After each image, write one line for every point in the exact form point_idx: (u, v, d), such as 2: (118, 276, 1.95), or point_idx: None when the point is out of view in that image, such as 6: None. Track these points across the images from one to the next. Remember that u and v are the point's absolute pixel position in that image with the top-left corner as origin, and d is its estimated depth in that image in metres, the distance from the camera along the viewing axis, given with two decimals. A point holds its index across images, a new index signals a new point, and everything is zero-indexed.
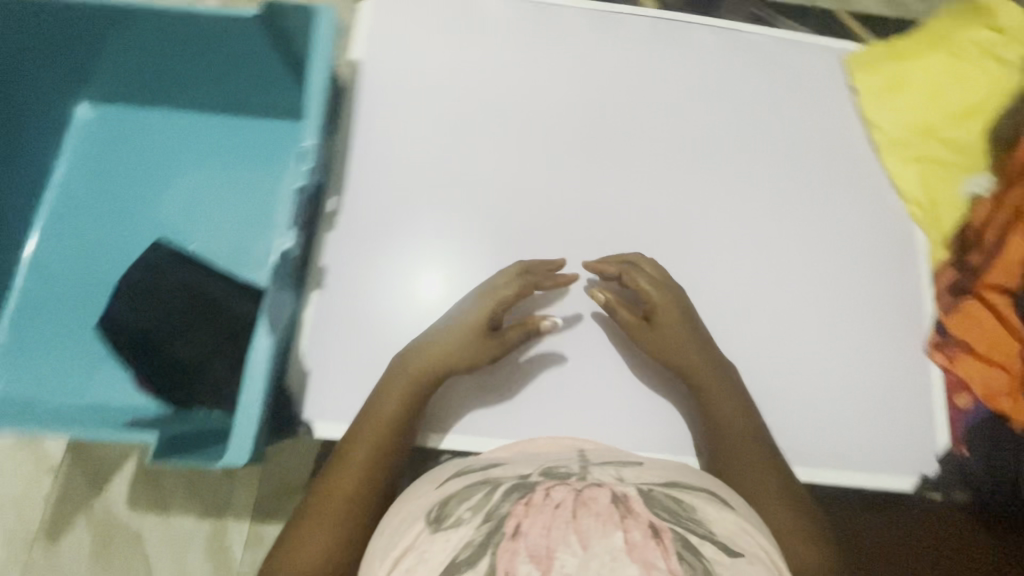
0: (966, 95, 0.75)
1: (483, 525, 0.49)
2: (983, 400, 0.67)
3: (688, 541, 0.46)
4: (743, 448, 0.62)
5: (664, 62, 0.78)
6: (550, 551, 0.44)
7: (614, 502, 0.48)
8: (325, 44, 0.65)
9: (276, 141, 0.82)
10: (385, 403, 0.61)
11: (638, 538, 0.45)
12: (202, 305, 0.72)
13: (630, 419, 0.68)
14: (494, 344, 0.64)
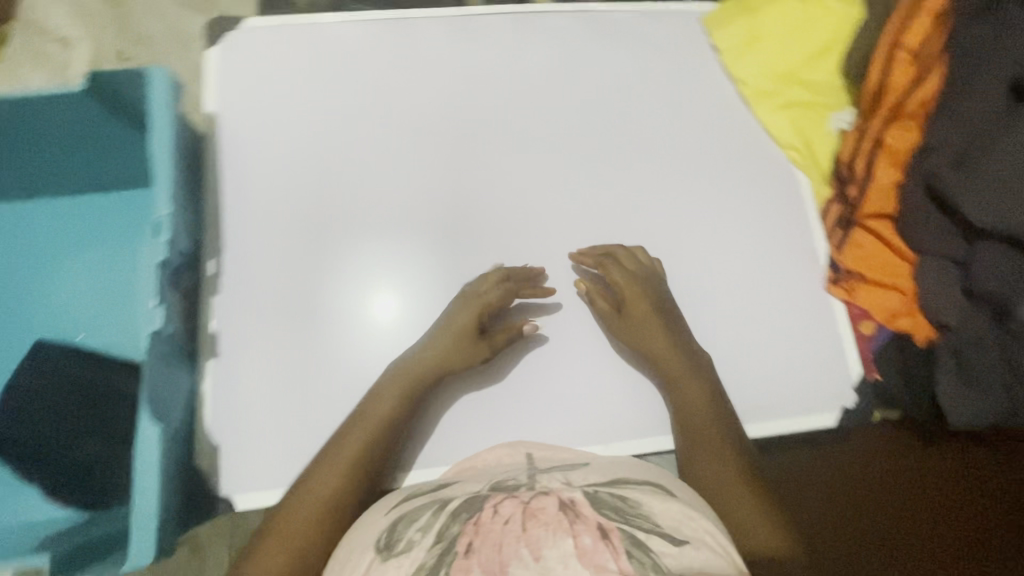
0: (821, 33, 0.76)
1: (433, 545, 0.48)
2: (885, 324, 0.71)
3: (636, 536, 0.47)
4: (697, 418, 0.63)
5: (527, 58, 0.79)
6: (503, 564, 0.44)
7: (562, 509, 0.48)
8: (162, 110, 0.63)
9: (135, 209, 0.77)
10: (339, 453, 0.59)
11: (588, 544, 0.45)
12: (97, 399, 0.68)
13: (560, 416, 0.69)
14: (483, 351, 0.66)
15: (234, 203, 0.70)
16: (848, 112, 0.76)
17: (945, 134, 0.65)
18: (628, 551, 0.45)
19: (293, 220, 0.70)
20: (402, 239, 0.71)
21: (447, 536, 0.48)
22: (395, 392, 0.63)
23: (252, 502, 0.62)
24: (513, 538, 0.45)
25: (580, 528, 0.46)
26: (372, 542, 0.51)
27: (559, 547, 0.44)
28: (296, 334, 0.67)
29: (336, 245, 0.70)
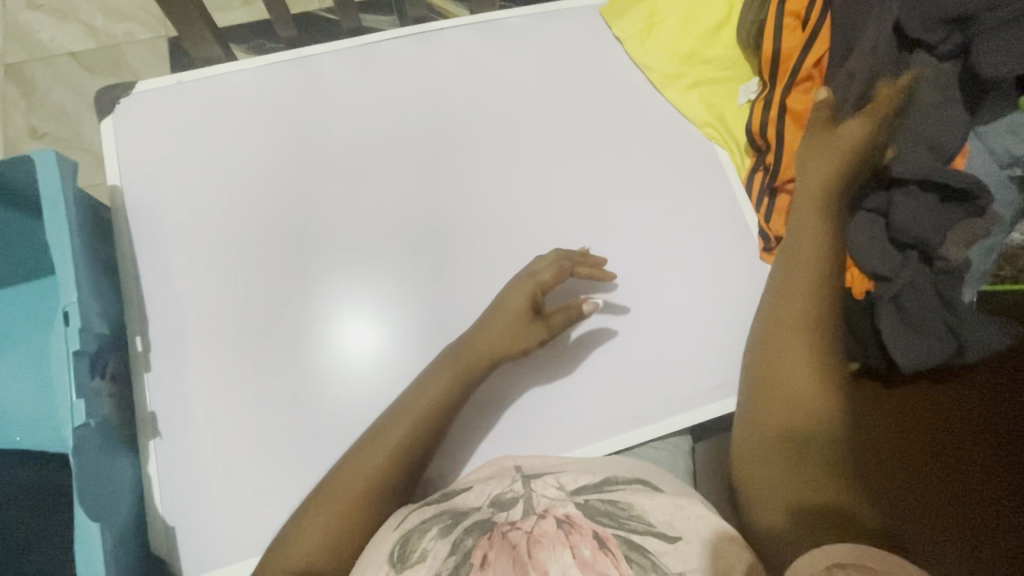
0: (716, 10, 0.78)
1: (450, 557, 0.49)
2: None
3: (632, 540, 0.48)
4: (782, 347, 0.60)
5: (434, 77, 0.78)
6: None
7: (559, 525, 0.49)
8: (56, 192, 0.59)
9: (46, 295, 0.74)
10: (374, 456, 0.58)
11: (587, 555, 0.46)
12: (37, 499, 0.65)
13: (529, 430, 0.67)
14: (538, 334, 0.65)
15: (156, 273, 0.68)
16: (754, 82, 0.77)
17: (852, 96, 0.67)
18: (626, 555, 0.47)
19: (218, 280, 0.68)
20: (334, 281, 0.70)
21: (462, 549, 0.49)
22: (401, 424, 0.60)
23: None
24: (524, 560, 0.46)
25: (577, 538, 0.48)
26: (386, 555, 0.51)
27: (561, 560, 0.46)
28: (239, 396, 0.65)
29: (267, 299, 0.68)
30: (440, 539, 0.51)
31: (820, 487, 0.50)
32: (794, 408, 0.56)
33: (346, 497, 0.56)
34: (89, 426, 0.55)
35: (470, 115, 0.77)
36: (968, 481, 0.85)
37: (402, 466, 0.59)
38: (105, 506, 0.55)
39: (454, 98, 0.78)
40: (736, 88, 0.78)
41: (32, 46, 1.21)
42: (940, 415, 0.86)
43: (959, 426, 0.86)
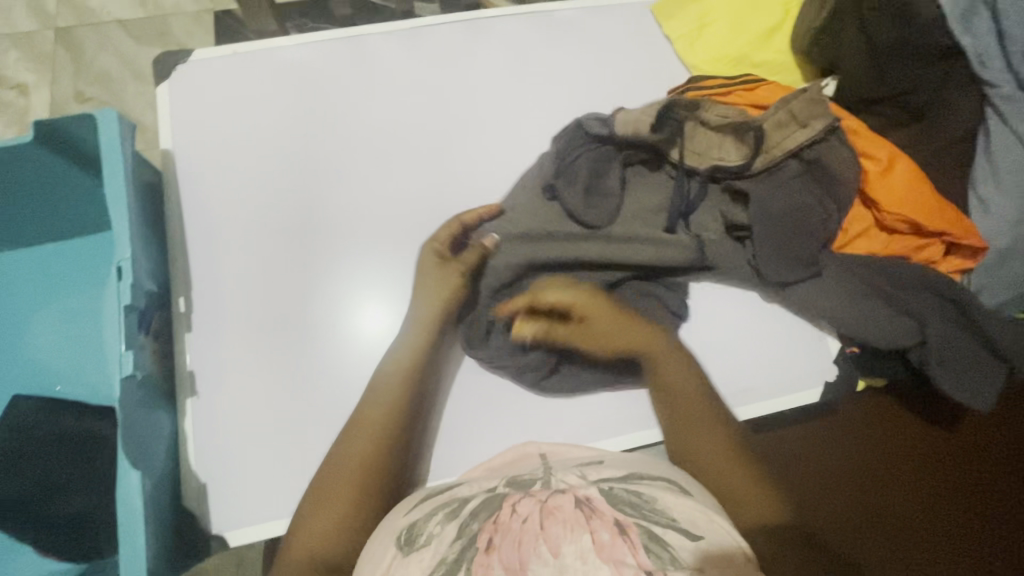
0: (768, 16, 0.78)
1: (457, 541, 0.47)
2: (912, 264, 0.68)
3: (653, 531, 0.46)
4: (685, 399, 0.61)
5: (481, 62, 0.79)
6: (522, 561, 0.43)
7: (578, 506, 0.48)
8: (116, 149, 0.61)
9: (101, 253, 0.77)
10: (359, 439, 0.58)
11: (606, 540, 0.44)
12: (81, 448, 0.68)
13: (556, 416, 0.68)
14: (457, 272, 0.67)
15: (203, 236, 0.70)
16: (831, 83, 0.74)
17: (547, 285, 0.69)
18: (646, 546, 0.44)
19: (258, 249, 0.70)
20: (356, 262, 0.70)
21: (468, 533, 0.47)
22: (378, 411, 0.60)
23: (246, 536, 0.61)
24: (531, 539, 0.45)
25: (597, 523, 0.46)
26: (393, 539, 0.50)
27: (577, 544, 0.44)
28: (273, 364, 0.66)
29: (306, 273, 0.70)
30: (447, 523, 0.49)
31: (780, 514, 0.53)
32: (714, 445, 0.57)
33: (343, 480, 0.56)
34: (134, 377, 0.56)
35: (516, 104, 0.78)
36: (954, 497, 0.84)
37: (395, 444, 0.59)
38: (145, 455, 0.56)
39: (500, 85, 0.78)
40: None
41: (83, 11, 1.23)
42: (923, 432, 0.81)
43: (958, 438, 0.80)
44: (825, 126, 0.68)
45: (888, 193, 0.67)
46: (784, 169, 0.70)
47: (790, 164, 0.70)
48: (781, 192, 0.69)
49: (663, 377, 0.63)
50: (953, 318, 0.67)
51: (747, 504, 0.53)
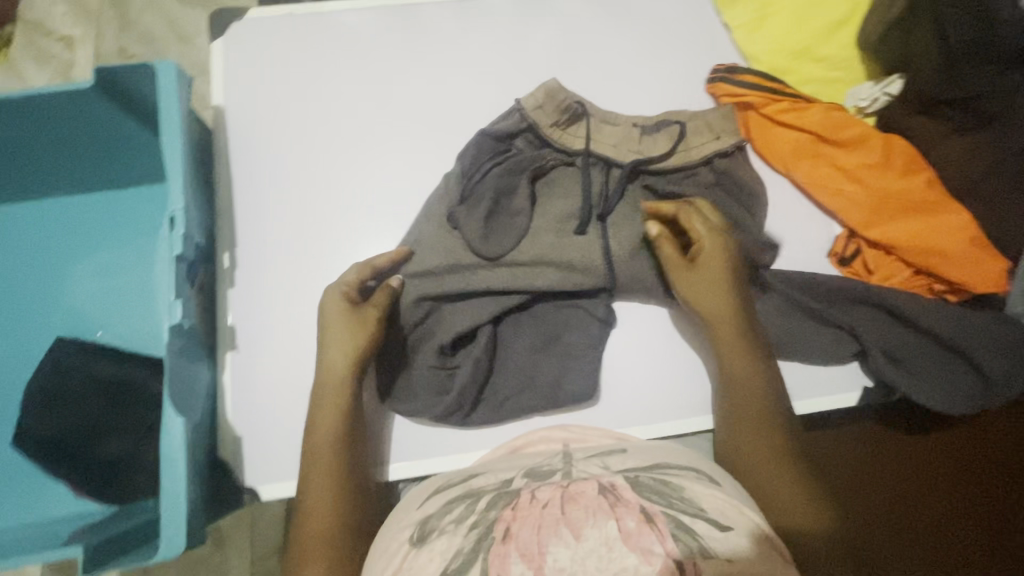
0: (836, 9, 0.75)
1: (472, 531, 0.42)
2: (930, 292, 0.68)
3: (680, 520, 0.41)
4: (740, 391, 0.61)
5: (535, 37, 0.78)
6: (541, 547, 0.39)
7: (603, 492, 0.42)
8: (173, 98, 0.62)
9: (149, 206, 0.78)
10: (325, 445, 0.56)
11: (632, 527, 0.39)
12: (122, 394, 0.69)
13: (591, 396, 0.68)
14: (373, 318, 0.62)
15: (249, 193, 0.70)
16: (896, 80, 0.72)
17: (466, 318, 0.65)
18: (674, 534, 0.40)
19: (300, 213, 0.70)
20: (343, 253, 0.69)
21: (486, 522, 0.43)
22: (331, 421, 0.57)
23: (277, 492, 0.62)
24: (552, 522, 0.40)
25: (622, 510, 0.41)
26: (406, 536, 0.46)
27: (600, 531, 0.39)
28: (309, 325, 0.67)
29: (340, 243, 0.69)
30: (459, 521, 0.45)
31: (824, 521, 0.51)
32: (762, 446, 0.57)
33: (323, 508, 0.53)
34: (182, 325, 0.58)
35: (567, 81, 0.76)
36: (999, 504, 0.81)
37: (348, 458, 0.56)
38: (189, 402, 0.58)
39: (553, 61, 0.77)
40: (846, 91, 0.75)
41: None
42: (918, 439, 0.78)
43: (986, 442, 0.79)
44: (734, 142, 0.70)
45: (896, 230, 0.67)
46: (694, 176, 0.71)
47: (701, 171, 0.71)
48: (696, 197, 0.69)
49: (728, 358, 0.62)
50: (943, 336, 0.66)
51: (791, 504, 0.52)
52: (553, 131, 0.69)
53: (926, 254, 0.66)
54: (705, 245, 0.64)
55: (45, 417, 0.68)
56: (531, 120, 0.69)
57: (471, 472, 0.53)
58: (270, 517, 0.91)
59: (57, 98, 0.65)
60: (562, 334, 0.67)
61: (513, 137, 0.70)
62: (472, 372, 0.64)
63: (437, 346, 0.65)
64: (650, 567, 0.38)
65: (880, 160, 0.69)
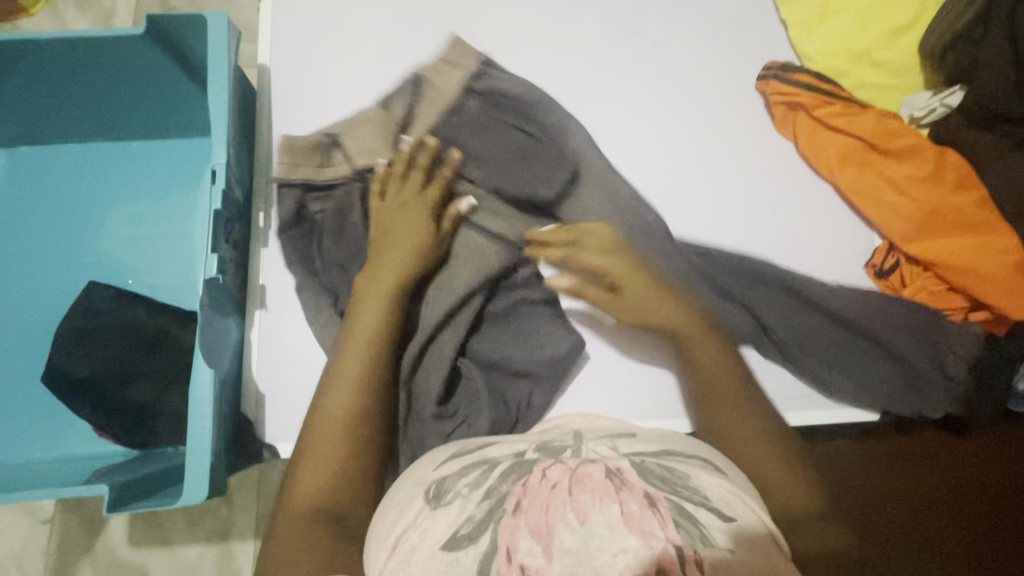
0: (900, 12, 0.72)
1: (484, 499, 0.42)
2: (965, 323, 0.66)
3: (684, 507, 0.40)
4: (715, 389, 0.57)
5: (586, 19, 0.76)
6: (550, 526, 0.38)
7: (609, 476, 0.41)
8: (222, 52, 0.61)
9: (188, 159, 0.79)
10: (336, 379, 0.56)
11: (634, 510, 0.39)
12: (151, 341, 0.70)
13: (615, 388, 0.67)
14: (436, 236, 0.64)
15: None
16: (958, 91, 0.69)
17: (435, 380, 0.62)
18: (676, 520, 0.39)
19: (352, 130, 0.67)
20: None
21: (496, 494, 0.42)
22: (358, 349, 0.58)
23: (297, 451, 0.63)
24: (559, 502, 0.39)
25: (626, 493, 0.40)
26: (421, 493, 0.46)
27: (603, 513, 0.39)
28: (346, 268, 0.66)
29: None
30: (473, 486, 0.44)
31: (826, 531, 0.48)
32: (753, 449, 0.52)
33: (335, 414, 0.54)
34: (217, 279, 0.59)
35: (616, 66, 0.75)
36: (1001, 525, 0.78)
37: (381, 380, 0.57)
38: (220, 355, 0.59)
39: (603, 44, 0.76)
40: (903, 99, 0.73)
41: None
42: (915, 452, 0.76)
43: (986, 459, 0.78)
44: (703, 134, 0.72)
45: (937, 247, 0.65)
46: (465, 109, 0.69)
47: (473, 101, 0.70)
48: (490, 131, 0.69)
49: (697, 355, 0.59)
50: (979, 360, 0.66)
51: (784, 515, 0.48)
52: (326, 176, 0.67)
53: (965, 274, 0.64)
54: (621, 278, 0.62)
55: (73, 357, 0.69)
56: (298, 184, 0.67)
57: (486, 440, 0.51)
58: (278, 475, 0.93)
59: (109, 43, 0.66)
60: (539, 332, 0.66)
61: (310, 197, 0.68)
62: (497, 417, 0.62)
63: (426, 403, 0.62)
64: (650, 550, 0.37)
65: (931, 173, 0.67)
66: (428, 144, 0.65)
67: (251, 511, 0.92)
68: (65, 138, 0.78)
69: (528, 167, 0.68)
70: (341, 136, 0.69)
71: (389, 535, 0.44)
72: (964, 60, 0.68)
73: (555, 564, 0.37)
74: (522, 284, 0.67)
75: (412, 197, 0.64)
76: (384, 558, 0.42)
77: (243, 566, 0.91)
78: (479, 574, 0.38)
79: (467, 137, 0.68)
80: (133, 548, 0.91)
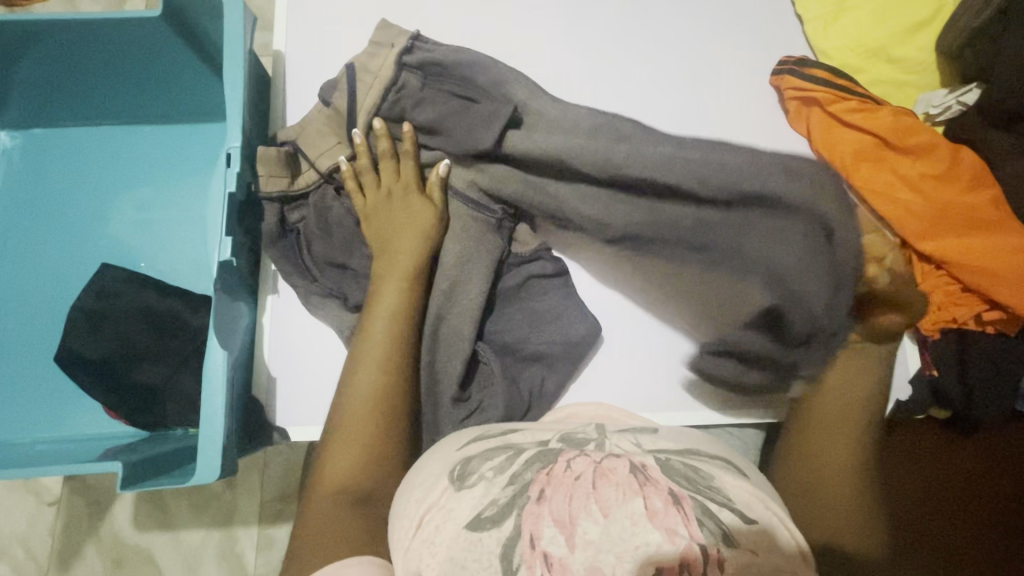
0: (917, 9, 0.72)
1: (508, 485, 0.42)
2: (975, 323, 0.66)
3: (707, 506, 0.40)
4: (833, 406, 0.57)
5: (601, 11, 0.76)
6: (572, 517, 0.39)
7: (633, 471, 0.42)
8: (240, 36, 0.62)
9: (200, 144, 0.79)
10: (359, 369, 0.57)
11: (658, 506, 0.39)
12: (162, 324, 0.71)
13: (625, 380, 0.67)
14: (428, 204, 0.65)
15: None
16: (975, 89, 0.69)
17: (458, 360, 0.63)
18: (699, 518, 0.39)
19: (357, 111, 0.66)
20: None
21: (520, 480, 0.42)
22: (384, 340, 0.59)
23: (304, 436, 0.63)
24: (583, 495, 0.39)
25: (650, 489, 0.40)
26: (445, 471, 0.46)
27: (627, 505, 0.39)
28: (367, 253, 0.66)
29: None
30: (499, 469, 0.44)
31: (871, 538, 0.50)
32: (831, 465, 0.53)
33: (362, 397, 0.56)
34: (230, 263, 0.59)
35: (630, 58, 0.75)
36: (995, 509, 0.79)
37: (400, 362, 0.58)
38: (233, 339, 0.59)
39: (617, 36, 0.75)
40: (919, 96, 0.73)
41: None
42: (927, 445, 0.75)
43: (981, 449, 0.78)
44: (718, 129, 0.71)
45: (950, 246, 0.65)
46: (405, 87, 0.66)
47: (409, 77, 0.66)
48: (431, 99, 0.66)
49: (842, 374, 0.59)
50: (990, 359, 0.65)
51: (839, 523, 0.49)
52: (299, 185, 0.67)
53: (978, 274, 0.64)
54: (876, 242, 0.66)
55: (85, 339, 0.70)
56: (275, 197, 0.66)
57: (511, 426, 0.52)
58: (283, 460, 0.94)
59: (127, 26, 0.66)
60: (560, 312, 0.66)
61: (289, 208, 0.68)
62: (507, 403, 0.62)
63: (446, 384, 0.63)
64: (673, 546, 0.38)
65: (944, 172, 0.67)
66: (378, 129, 0.65)
67: (257, 495, 0.93)
68: (78, 120, 0.78)
69: (473, 120, 0.64)
70: (299, 141, 0.67)
71: (413, 513, 0.44)
72: (980, 58, 0.68)
73: (578, 555, 0.38)
74: (530, 258, 0.68)
75: (394, 185, 0.65)
76: (410, 536, 0.43)
77: (247, 549, 0.92)
78: (502, 556, 0.38)
79: (407, 109, 0.66)
80: (139, 530, 0.92)
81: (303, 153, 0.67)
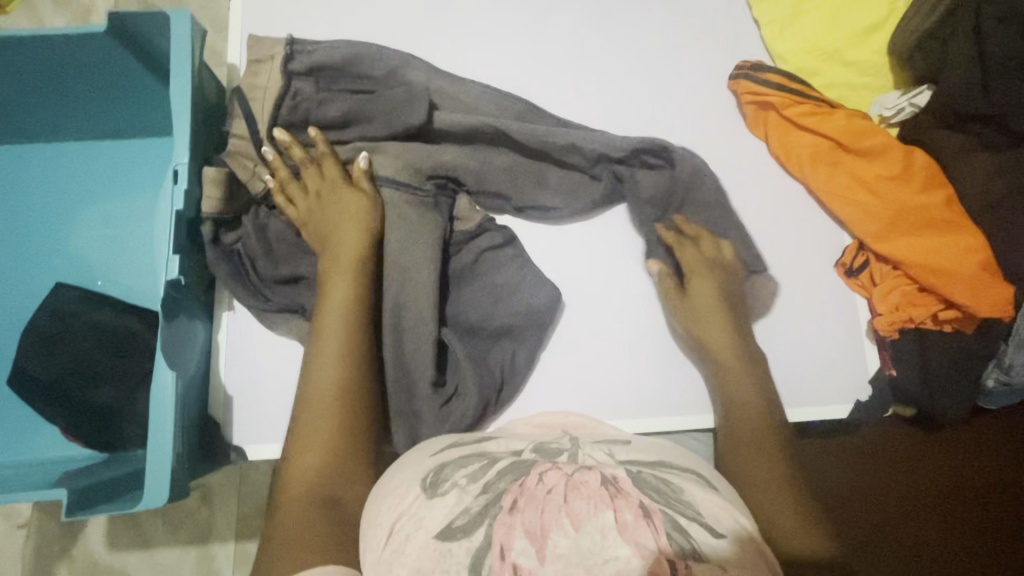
0: (870, 12, 0.73)
1: (482, 493, 0.41)
2: (937, 322, 0.66)
3: (677, 520, 0.40)
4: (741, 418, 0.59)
5: (560, 18, 0.76)
6: (544, 528, 0.38)
7: (604, 483, 0.41)
8: (184, 50, 0.60)
9: (157, 159, 0.78)
10: (321, 377, 0.56)
11: (628, 519, 0.39)
12: (119, 343, 0.69)
13: (590, 389, 0.66)
14: (372, 210, 0.64)
15: None
16: (925, 91, 0.70)
17: (415, 375, 0.62)
18: (669, 532, 0.39)
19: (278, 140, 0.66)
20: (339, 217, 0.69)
21: (494, 488, 0.42)
22: (337, 352, 0.57)
23: (263, 454, 0.62)
24: (554, 508, 0.39)
25: (621, 502, 0.40)
26: (417, 479, 0.45)
27: (597, 518, 0.39)
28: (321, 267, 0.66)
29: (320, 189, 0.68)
30: (472, 479, 0.43)
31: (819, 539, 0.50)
32: (763, 475, 0.54)
33: (327, 416, 0.54)
34: (178, 281, 0.57)
35: (589, 65, 0.75)
36: (962, 513, 0.79)
37: (364, 371, 0.57)
38: (184, 359, 0.58)
39: (575, 42, 0.75)
40: (873, 99, 0.73)
41: None
42: (897, 447, 0.77)
43: (944, 452, 0.79)
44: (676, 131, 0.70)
45: (908, 245, 0.65)
46: (300, 93, 0.67)
47: (301, 84, 0.67)
48: (334, 100, 0.67)
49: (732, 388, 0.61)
50: (953, 358, 0.66)
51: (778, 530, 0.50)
52: (233, 206, 0.65)
53: (935, 274, 0.64)
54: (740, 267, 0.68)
55: (40, 361, 0.68)
56: (210, 217, 0.63)
57: (484, 435, 0.51)
58: (259, 475, 0.93)
59: (73, 42, 0.64)
60: (517, 284, 0.66)
61: (224, 229, 0.65)
62: (478, 381, 0.62)
63: (411, 387, 0.62)
64: (640, 560, 0.37)
65: (900, 173, 0.67)
66: (286, 138, 0.65)
67: (233, 511, 0.92)
68: (30, 137, 0.77)
69: (387, 106, 0.67)
70: (227, 160, 0.66)
71: (385, 522, 0.43)
72: (930, 60, 0.69)
73: (548, 567, 0.37)
74: (477, 231, 0.68)
75: (324, 185, 0.65)
76: (381, 545, 0.42)
77: (225, 567, 0.90)
78: (472, 567, 0.38)
79: (312, 110, 0.67)
80: (112, 552, 0.90)
81: (233, 173, 0.65)
